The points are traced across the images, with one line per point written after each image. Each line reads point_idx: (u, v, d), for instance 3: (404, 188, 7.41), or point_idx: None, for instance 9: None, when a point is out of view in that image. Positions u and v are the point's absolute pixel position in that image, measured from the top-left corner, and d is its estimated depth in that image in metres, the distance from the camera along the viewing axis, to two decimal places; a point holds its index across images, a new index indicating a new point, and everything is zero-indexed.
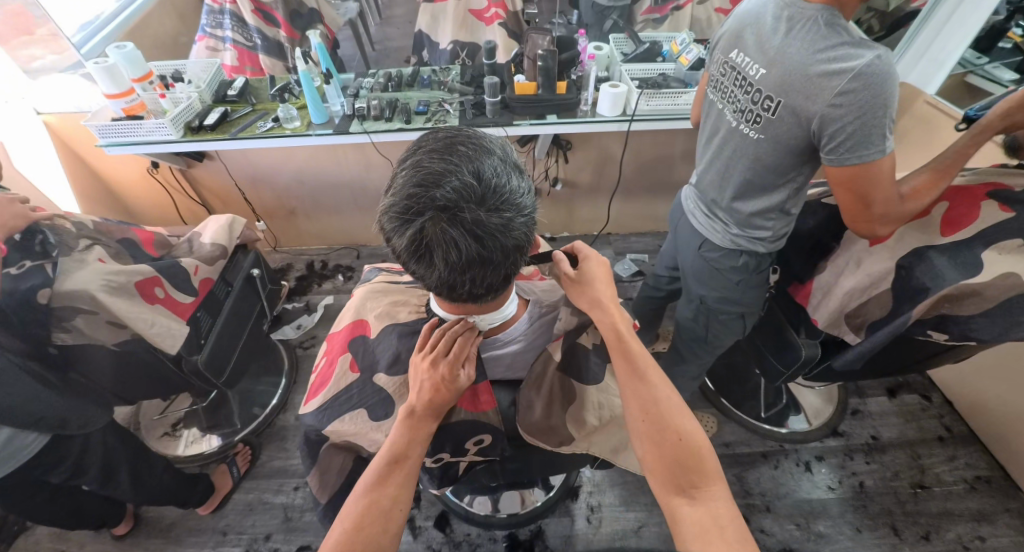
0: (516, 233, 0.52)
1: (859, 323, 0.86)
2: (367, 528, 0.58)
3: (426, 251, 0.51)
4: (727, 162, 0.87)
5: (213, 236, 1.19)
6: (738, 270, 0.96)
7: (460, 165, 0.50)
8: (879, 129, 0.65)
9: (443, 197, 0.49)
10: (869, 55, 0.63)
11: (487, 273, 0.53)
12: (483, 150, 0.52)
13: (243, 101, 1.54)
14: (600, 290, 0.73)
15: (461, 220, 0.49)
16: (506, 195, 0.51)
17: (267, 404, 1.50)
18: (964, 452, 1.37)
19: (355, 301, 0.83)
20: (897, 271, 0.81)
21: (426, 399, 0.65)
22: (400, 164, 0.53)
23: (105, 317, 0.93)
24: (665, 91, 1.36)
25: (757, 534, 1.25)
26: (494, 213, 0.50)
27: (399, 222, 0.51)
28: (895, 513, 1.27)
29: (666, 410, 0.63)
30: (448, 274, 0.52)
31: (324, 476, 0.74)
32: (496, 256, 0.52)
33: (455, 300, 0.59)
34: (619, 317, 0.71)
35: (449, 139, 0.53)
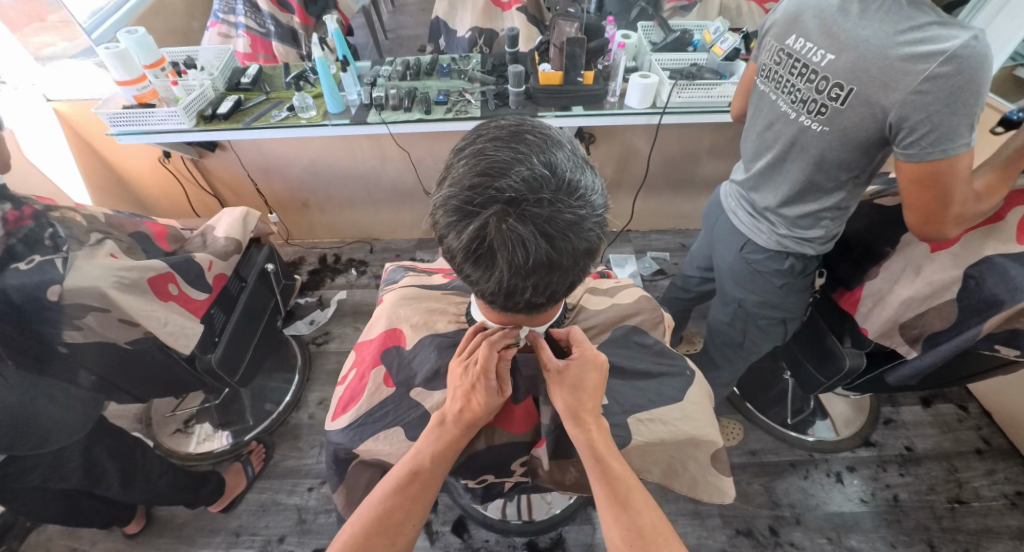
0: (588, 234, 0.47)
1: (915, 335, 0.81)
2: (376, 540, 0.53)
3: (487, 251, 0.45)
4: (779, 157, 0.81)
5: (227, 231, 1.15)
6: (781, 274, 0.89)
7: (529, 155, 0.45)
8: (965, 120, 0.58)
9: (511, 189, 0.43)
10: (964, 36, 0.56)
11: (553, 278, 0.48)
12: (552, 140, 0.47)
13: (257, 89, 1.48)
14: (580, 398, 0.60)
15: (530, 216, 0.44)
16: (579, 191, 0.46)
17: (280, 401, 1.47)
18: (1003, 466, 1.31)
19: (386, 307, 0.79)
20: (964, 280, 0.75)
21: (461, 409, 0.61)
22: (459, 153, 0.48)
23: (117, 315, 0.89)
24: (698, 83, 1.29)
25: (786, 548, 1.20)
26: (566, 209, 0.45)
27: (457, 216, 0.45)
28: (932, 529, 1.22)
29: (654, 536, 0.51)
30: (509, 278, 0.47)
31: (350, 493, 0.71)
32: (564, 258, 0.47)
33: (509, 309, 0.54)
34: (593, 428, 0.59)
35: (515, 128, 0.48)
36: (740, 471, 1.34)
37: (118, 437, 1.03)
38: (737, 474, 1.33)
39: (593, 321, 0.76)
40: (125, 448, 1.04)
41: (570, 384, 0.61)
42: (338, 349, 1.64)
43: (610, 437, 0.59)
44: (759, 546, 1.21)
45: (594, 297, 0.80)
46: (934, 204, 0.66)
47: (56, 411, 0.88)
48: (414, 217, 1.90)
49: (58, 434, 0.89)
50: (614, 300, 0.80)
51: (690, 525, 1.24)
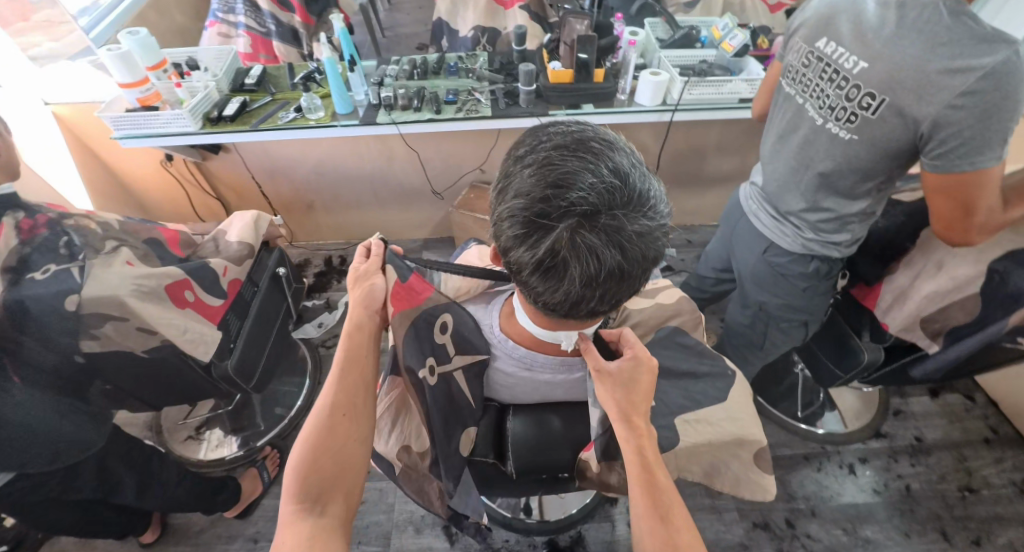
0: (656, 243, 0.47)
1: (937, 329, 0.83)
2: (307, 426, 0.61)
3: (559, 263, 0.45)
4: (805, 162, 0.81)
5: (239, 235, 1.13)
6: (806, 276, 0.90)
7: (598, 164, 0.45)
8: (1000, 135, 0.59)
9: (585, 201, 0.43)
10: (1004, 52, 0.56)
11: (620, 288, 0.48)
12: (618, 149, 0.47)
13: (262, 90, 1.46)
14: (632, 400, 0.61)
15: (604, 228, 0.44)
16: (647, 200, 0.46)
17: (291, 406, 1.46)
18: (1011, 454, 1.34)
19: None
20: (989, 274, 0.76)
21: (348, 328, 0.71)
22: (521, 161, 0.47)
23: (135, 324, 0.87)
24: (709, 79, 1.30)
25: (803, 539, 1.22)
26: (637, 219, 0.45)
27: (528, 229, 0.45)
28: (944, 518, 1.24)
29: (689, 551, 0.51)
30: (580, 290, 0.47)
31: None
32: (634, 268, 0.47)
33: (567, 317, 0.54)
34: (642, 432, 0.59)
35: (578, 136, 0.48)
36: None
37: (132, 446, 1.01)
38: None
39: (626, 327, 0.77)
40: (140, 458, 1.02)
41: (621, 382, 0.62)
42: None
43: (655, 447, 0.60)
44: (776, 539, 1.22)
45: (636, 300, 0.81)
46: (956, 213, 0.66)
47: (70, 429, 0.86)
48: (420, 218, 1.89)
49: (68, 451, 0.87)
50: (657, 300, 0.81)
51: (707, 519, 1.25)
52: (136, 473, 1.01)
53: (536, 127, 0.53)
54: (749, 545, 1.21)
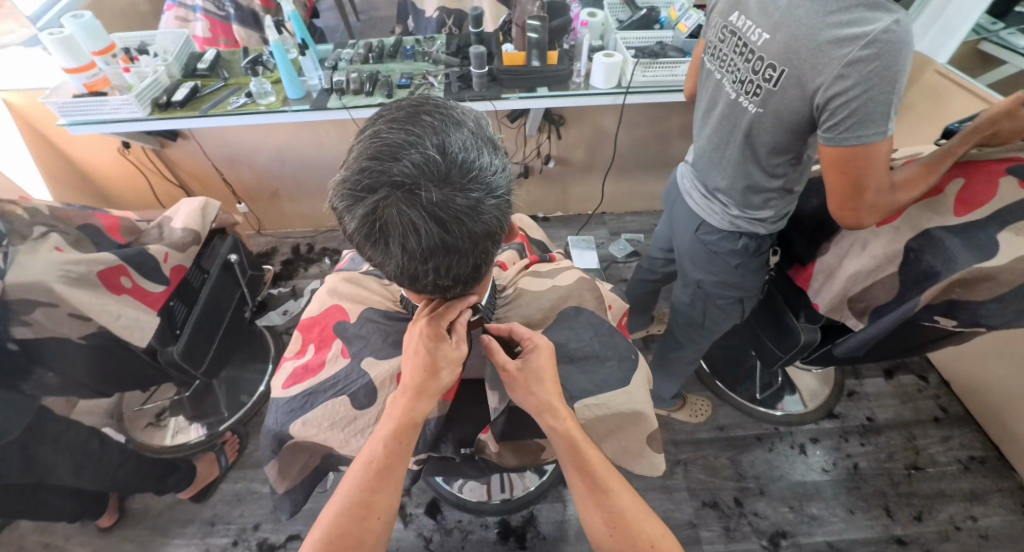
0: (486, 216, 0.47)
1: (862, 308, 0.84)
2: (342, 539, 0.53)
3: (380, 234, 0.45)
4: (727, 138, 0.81)
5: (185, 222, 1.13)
6: (737, 254, 0.91)
7: (423, 137, 0.45)
8: (883, 107, 0.59)
9: (398, 171, 0.43)
10: (885, 20, 0.56)
11: (453, 262, 0.48)
12: (450, 121, 0.47)
13: (215, 75, 1.44)
14: (545, 389, 0.61)
15: (419, 199, 0.44)
16: (474, 172, 0.46)
17: (254, 392, 1.47)
18: (959, 433, 1.36)
19: (326, 287, 0.80)
20: (905, 253, 0.78)
21: (416, 378, 0.61)
22: (358, 136, 0.48)
23: (67, 309, 0.88)
24: (662, 61, 1.28)
25: (750, 517, 1.24)
26: (459, 191, 0.45)
27: (351, 200, 0.46)
28: (889, 495, 1.26)
29: (638, 519, 0.54)
30: (407, 261, 0.47)
31: (285, 465, 0.72)
32: (461, 241, 0.46)
33: (423, 291, 0.55)
34: (567, 417, 0.60)
35: (415, 109, 0.48)
36: (708, 445, 1.37)
37: (75, 433, 0.99)
38: (705, 449, 1.36)
39: (537, 305, 0.76)
40: (80, 440, 1.00)
41: (514, 374, 0.62)
42: None
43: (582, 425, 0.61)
44: (724, 517, 1.24)
45: (533, 280, 0.80)
46: (848, 191, 0.67)
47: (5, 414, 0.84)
48: None
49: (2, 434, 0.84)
50: (553, 281, 0.80)
51: (659, 498, 1.28)
52: (73, 455, 0.99)
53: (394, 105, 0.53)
54: (698, 524, 1.23)
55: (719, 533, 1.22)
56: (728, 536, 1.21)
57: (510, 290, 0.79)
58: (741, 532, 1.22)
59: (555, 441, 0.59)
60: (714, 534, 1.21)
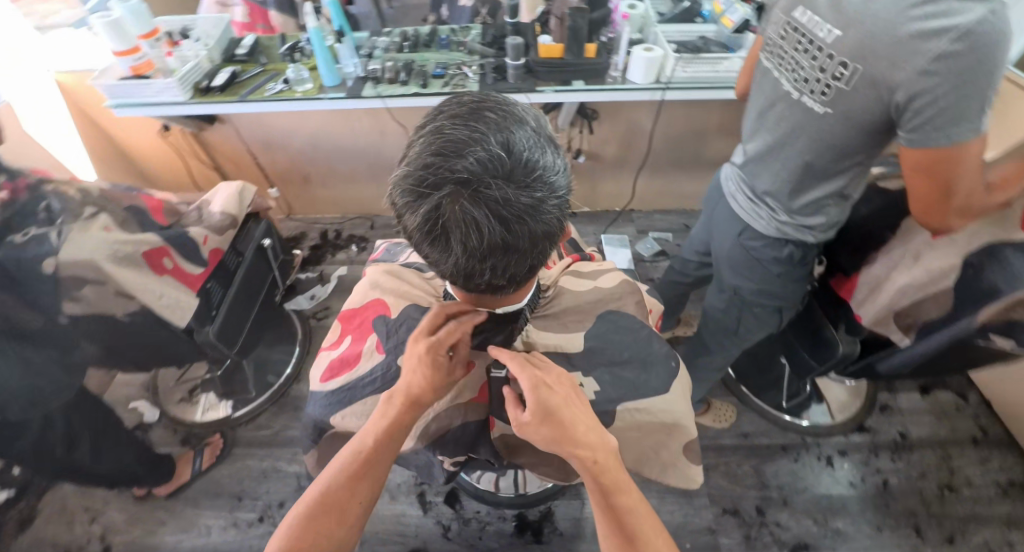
0: (547, 216, 0.46)
1: (910, 323, 0.83)
2: (320, 518, 0.55)
3: (440, 231, 0.45)
4: (783, 139, 0.79)
5: (223, 207, 1.15)
6: (780, 262, 0.89)
7: (486, 133, 0.44)
8: (976, 103, 0.57)
9: (463, 168, 0.42)
10: (977, 11, 0.54)
11: (511, 261, 0.48)
12: (514, 117, 0.46)
13: (254, 61, 1.46)
14: (574, 422, 0.55)
15: (484, 197, 0.43)
16: (538, 171, 0.45)
17: (281, 373, 1.50)
18: (998, 455, 1.31)
19: (369, 279, 0.80)
20: (963, 268, 0.74)
21: (413, 389, 0.62)
22: (418, 129, 0.47)
23: (113, 287, 0.92)
24: (704, 57, 1.24)
25: (772, 527, 1.22)
26: (522, 191, 0.44)
27: (413, 196, 0.45)
28: (919, 514, 1.22)
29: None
30: (467, 259, 0.46)
31: (321, 456, 0.75)
32: (522, 240, 0.46)
33: (473, 289, 0.54)
34: (597, 454, 0.54)
35: (475, 104, 0.47)
36: (731, 452, 1.35)
37: (94, 410, 1.07)
38: (727, 455, 1.34)
39: (575, 306, 0.75)
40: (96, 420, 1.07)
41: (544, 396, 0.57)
42: None
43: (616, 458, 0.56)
44: (744, 525, 1.23)
45: (574, 280, 0.79)
46: (933, 195, 0.66)
47: (36, 382, 0.89)
48: None
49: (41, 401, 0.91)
50: (595, 283, 0.79)
51: (677, 502, 1.27)
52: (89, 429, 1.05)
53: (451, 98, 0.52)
54: (716, 530, 1.22)
55: (738, 541, 1.20)
56: (747, 544, 1.20)
57: (551, 292, 0.77)
58: (762, 542, 1.20)
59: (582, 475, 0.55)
60: (734, 542, 1.20)
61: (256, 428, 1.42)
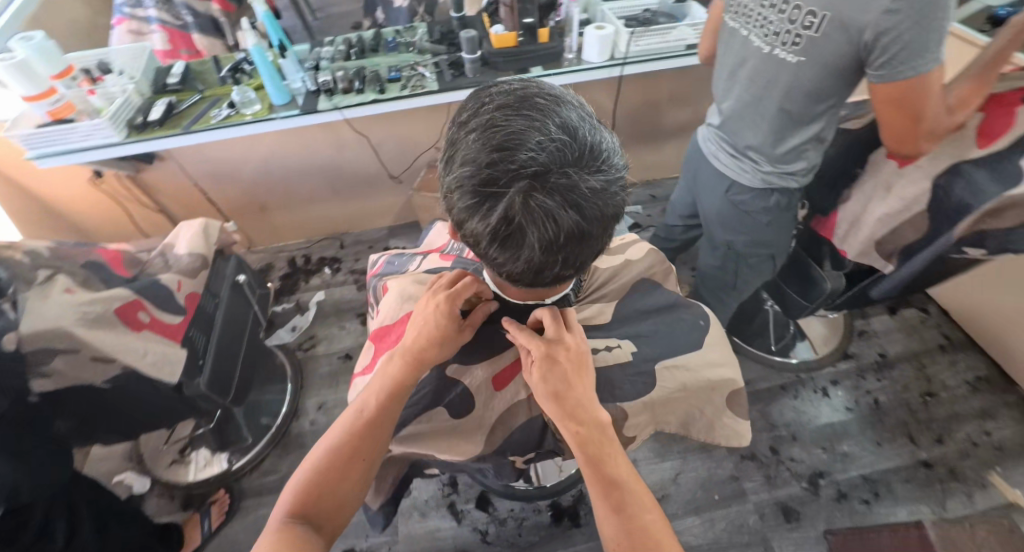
0: (617, 198, 0.44)
1: (891, 250, 0.90)
2: (326, 472, 0.56)
3: (516, 231, 0.41)
4: (760, 92, 0.85)
5: (189, 247, 1.08)
6: (769, 211, 0.95)
7: (545, 120, 0.41)
8: (934, 37, 0.64)
9: (535, 159, 0.39)
10: None
11: (584, 250, 0.45)
12: (565, 100, 0.43)
13: (188, 88, 1.36)
14: (573, 391, 0.56)
15: (559, 188, 0.40)
16: (603, 153, 0.42)
17: (277, 413, 1.41)
18: (964, 356, 1.45)
19: (394, 293, 0.75)
20: (933, 191, 0.82)
21: (415, 346, 0.61)
22: (462, 125, 0.43)
23: (89, 354, 0.83)
24: (654, 28, 1.27)
25: (788, 463, 1.29)
26: (594, 176, 0.41)
27: (478, 199, 0.41)
28: (911, 423, 1.33)
29: (645, 533, 0.50)
30: (543, 257, 0.43)
31: (378, 484, 0.70)
32: (596, 227, 0.44)
33: (535, 286, 0.52)
34: (594, 424, 0.55)
35: (520, 92, 0.44)
36: None
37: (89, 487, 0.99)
38: None
39: (612, 280, 0.77)
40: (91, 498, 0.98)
41: (545, 366, 0.57)
42: (328, 351, 1.56)
43: (608, 432, 0.56)
44: (763, 467, 1.29)
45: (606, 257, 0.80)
46: (904, 124, 0.74)
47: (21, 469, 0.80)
48: (381, 207, 1.80)
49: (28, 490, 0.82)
50: (626, 256, 0.80)
51: (699, 459, 1.31)
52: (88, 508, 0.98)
53: (478, 88, 0.48)
54: (740, 477, 1.28)
55: (761, 482, 1.27)
56: (770, 483, 1.26)
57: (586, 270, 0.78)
58: (782, 478, 1.27)
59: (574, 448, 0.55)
60: (757, 484, 1.26)
61: (263, 474, 1.34)
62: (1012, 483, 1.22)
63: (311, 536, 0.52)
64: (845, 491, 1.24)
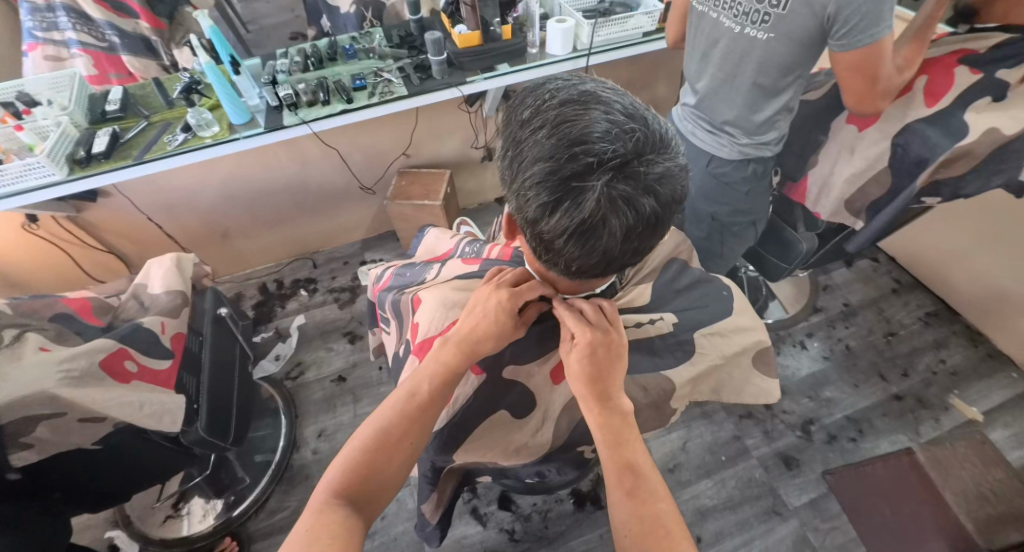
0: (681, 181, 0.48)
1: (859, 207, 0.97)
2: (374, 454, 0.54)
3: (599, 222, 0.45)
4: (734, 69, 0.92)
5: (165, 285, 1.00)
6: (747, 180, 1.02)
7: (611, 114, 0.44)
8: (885, 8, 0.72)
9: (615, 152, 0.42)
10: None
11: (654, 234, 0.49)
12: (621, 94, 0.47)
13: (132, 115, 1.26)
14: (602, 374, 0.58)
15: (635, 176, 0.43)
16: (665, 140, 0.46)
17: (274, 448, 1.33)
18: (914, 295, 1.60)
19: (433, 297, 0.71)
20: (893, 149, 0.91)
21: (469, 333, 0.60)
22: (529, 126, 0.45)
23: (76, 415, 0.76)
24: (614, 18, 1.30)
25: (781, 416, 1.38)
26: (662, 161, 0.45)
27: (559, 194, 0.44)
28: (880, 362, 1.46)
29: (657, 522, 0.49)
30: (619, 243, 0.47)
31: (439, 498, 0.70)
32: (665, 211, 0.47)
33: (600, 276, 0.55)
34: (619, 411, 0.57)
35: (577, 91, 0.47)
36: None
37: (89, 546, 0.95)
38: None
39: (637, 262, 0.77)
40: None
41: (583, 349, 0.58)
42: (318, 376, 1.49)
43: (628, 421, 0.56)
44: (760, 422, 1.38)
45: None
46: (864, 86, 0.81)
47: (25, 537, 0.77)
48: (352, 220, 1.75)
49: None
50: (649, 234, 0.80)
51: (701, 425, 1.38)
52: None
53: (522, 88, 0.50)
54: (741, 436, 1.35)
55: (761, 438, 1.35)
56: (769, 437, 1.35)
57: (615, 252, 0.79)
58: (778, 431, 1.36)
59: (597, 432, 0.56)
60: (757, 440, 1.34)
61: (270, 514, 1.25)
62: (969, 402, 1.36)
63: (351, 521, 0.49)
64: (834, 433, 1.34)
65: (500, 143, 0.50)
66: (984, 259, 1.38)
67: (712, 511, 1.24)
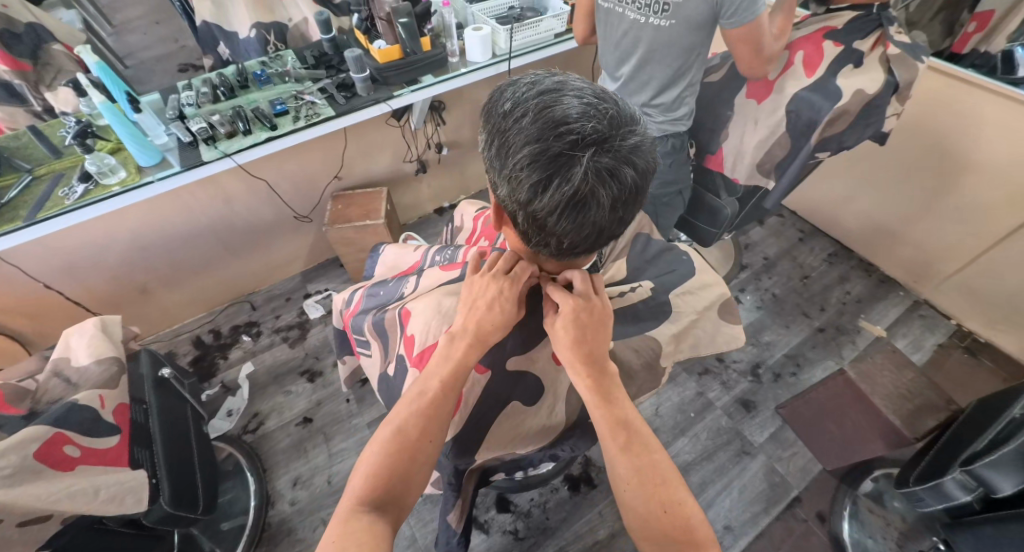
0: (652, 153, 0.54)
1: (769, 167, 1.11)
2: (394, 457, 0.54)
3: (587, 193, 0.49)
4: (644, 57, 1.02)
5: (94, 354, 0.89)
6: (670, 154, 1.13)
7: (583, 98, 0.50)
8: None
9: (594, 128, 0.48)
10: None
11: (635, 201, 0.54)
12: (588, 83, 0.53)
13: (9, 170, 1.09)
14: (593, 342, 0.62)
15: (615, 148, 0.49)
16: (633, 117, 0.52)
17: (246, 509, 1.22)
18: (817, 240, 1.84)
19: (426, 303, 0.73)
20: (788, 116, 1.04)
21: (476, 328, 0.62)
22: (512, 115, 0.50)
23: (15, 521, 0.65)
24: (527, 22, 1.36)
25: (733, 365, 1.52)
26: (635, 135, 0.51)
27: (549, 171, 0.48)
28: (801, 302, 1.67)
29: (654, 470, 0.54)
30: (609, 212, 0.51)
31: (462, 504, 0.72)
32: (643, 180, 0.53)
33: (589, 249, 0.59)
34: (608, 374, 0.61)
35: (548, 84, 0.52)
36: None
37: None
38: None
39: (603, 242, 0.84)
40: None
41: (584, 311, 0.63)
42: (281, 422, 1.38)
43: (619, 383, 0.61)
44: (717, 375, 1.51)
45: None
46: (753, 55, 0.94)
47: None
48: (288, 253, 1.65)
49: None
50: None
51: (669, 389, 1.48)
52: None
53: (498, 88, 0.56)
54: (704, 391, 1.47)
55: (721, 389, 1.47)
56: (727, 387, 1.48)
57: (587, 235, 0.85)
58: (733, 379, 1.49)
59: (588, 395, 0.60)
60: (718, 391, 1.47)
61: None
62: (874, 321, 1.60)
63: (377, 526, 0.50)
64: (779, 371, 1.50)
65: (484, 137, 0.55)
66: (863, 200, 1.63)
67: (693, 464, 1.33)
